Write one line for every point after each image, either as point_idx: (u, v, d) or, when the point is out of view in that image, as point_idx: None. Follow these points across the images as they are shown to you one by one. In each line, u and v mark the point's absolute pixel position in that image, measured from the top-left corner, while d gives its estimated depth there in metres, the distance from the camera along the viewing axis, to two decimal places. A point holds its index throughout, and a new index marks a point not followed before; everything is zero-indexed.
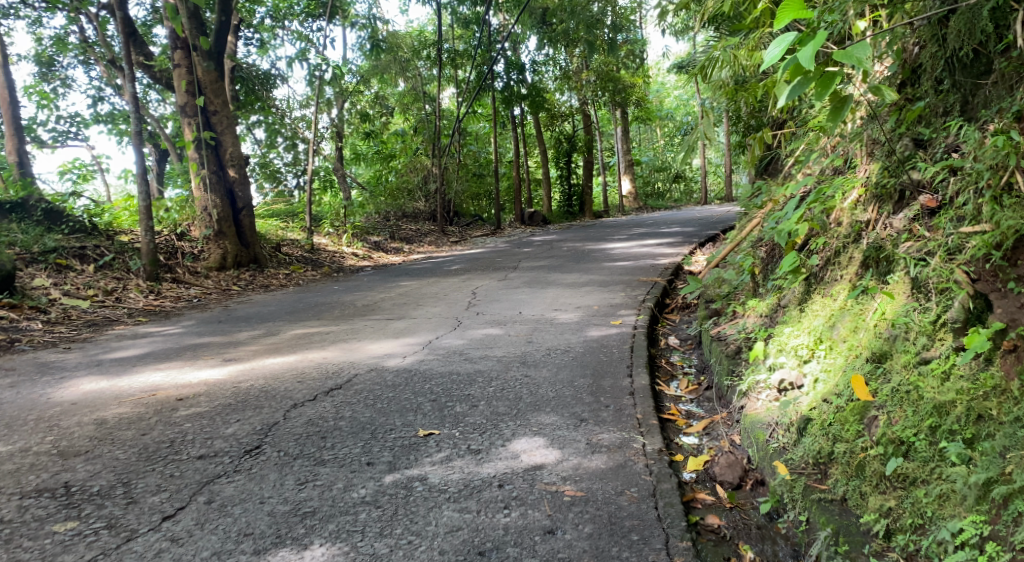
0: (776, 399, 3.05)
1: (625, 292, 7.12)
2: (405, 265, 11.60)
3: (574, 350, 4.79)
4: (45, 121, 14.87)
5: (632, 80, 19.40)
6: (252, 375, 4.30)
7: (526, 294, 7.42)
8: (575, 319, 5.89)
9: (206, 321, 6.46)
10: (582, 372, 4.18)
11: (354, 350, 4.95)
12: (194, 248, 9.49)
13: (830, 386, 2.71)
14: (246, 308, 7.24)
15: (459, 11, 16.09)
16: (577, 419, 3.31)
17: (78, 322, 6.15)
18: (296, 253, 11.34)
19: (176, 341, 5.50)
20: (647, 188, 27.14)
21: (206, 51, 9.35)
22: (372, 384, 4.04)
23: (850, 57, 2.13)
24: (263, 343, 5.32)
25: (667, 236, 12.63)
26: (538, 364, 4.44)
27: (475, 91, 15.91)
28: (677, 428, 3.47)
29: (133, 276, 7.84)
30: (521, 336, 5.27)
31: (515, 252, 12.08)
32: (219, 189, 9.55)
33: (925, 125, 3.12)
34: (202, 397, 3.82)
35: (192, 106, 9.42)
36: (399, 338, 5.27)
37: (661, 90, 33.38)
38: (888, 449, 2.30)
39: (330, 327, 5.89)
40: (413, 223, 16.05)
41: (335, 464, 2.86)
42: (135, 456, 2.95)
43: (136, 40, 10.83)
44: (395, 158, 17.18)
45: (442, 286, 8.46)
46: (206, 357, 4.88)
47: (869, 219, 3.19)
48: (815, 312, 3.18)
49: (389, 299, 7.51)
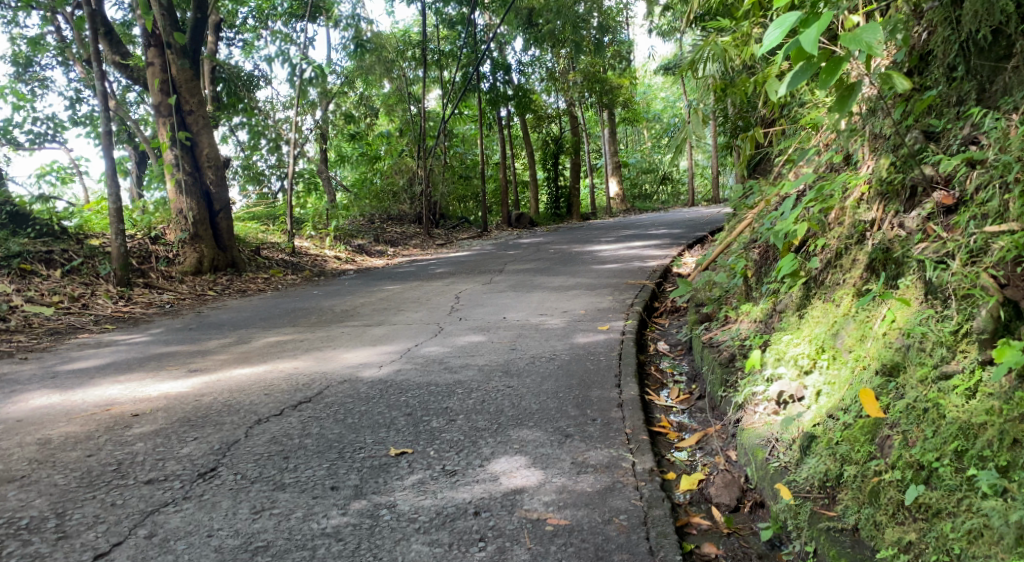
0: (775, 413, 2.83)
1: (612, 296, 6.90)
2: (388, 268, 11.35)
3: (559, 357, 4.55)
4: (21, 122, 14.52)
5: (619, 81, 19.27)
6: (216, 387, 4.04)
7: (511, 298, 7.19)
8: (561, 324, 5.66)
9: (177, 327, 6.18)
10: (568, 383, 3.94)
11: (327, 360, 4.69)
12: (169, 252, 9.20)
13: (835, 401, 2.48)
14: (220, 314, 6.97)
15: (445, 12, 15.88)
16: (561, 435, 3.08)
17: (40, 330, 5.87)
18: (276, 257, 11.05)
19: (142, 350, 5.22)
20: (635, 190, 27.07)
21: (180, 48, 9.08)
22: (344, 396, 3.79)
23: (859, 41, 1.94)
24: (232, 352, 5.06)
25: (654, 238, 12.46)
26: (521, 373, 4.21)
27: (461, 92, 15.68)
28: (668, 442, 3.25)
29: (102, 281, 7.55)
30: (504, 342, 5.04)
31: (500, 255, 11.85)
32: (194, 191, 9.26)
33: (936, 116, 2.92)
34: (159, 413, 3.55)
35: (166, 106, 9.12)
36: (376, 346, 5.02)
37: (649, 92, 33.25)
38: (905, 474, 2.08)
39: (305, 334, 5.63)
40: (398, 225, 15.85)
41: (296, 489, 2.60)
42: (76, 481, 2.70)
43: (112, 39, 10.47)
44: (380, 160, 16.92)
45: (426, 290, 8.22)
46: (169, 367, 4.62)
47: (874, 219, 2.99)
48: (815, 318, 2.98)
49: (369, 304, 7.26)
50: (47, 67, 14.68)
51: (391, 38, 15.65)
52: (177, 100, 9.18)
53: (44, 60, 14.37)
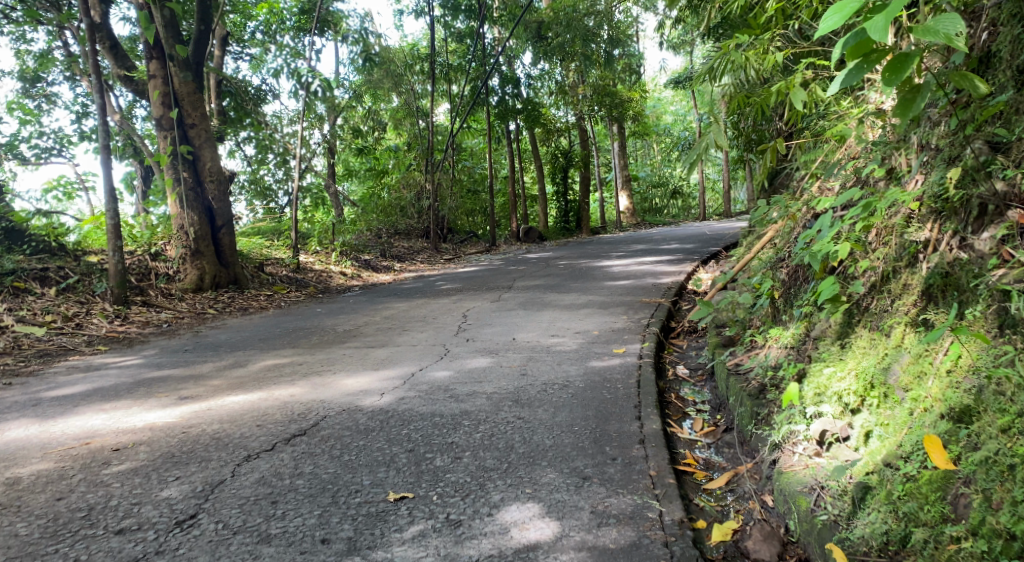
0: (820, 456, 2.56)
1: (627, 315, 6.61)
2: (394, 284, 11.10)
3: (573, 385, 4.26)
4: (27, 137, 14.37)
5: (630, 95, 19.12)
6: (205, 419, 3.77)
7: (520, 317, 6.90)
8: (574, 346, 5.37)
9: (171, 349, 5.91)
10: (584, 414, 3.65)
11: (326, 386, 4.41)
12: (170, 269, 9.00)
13: (894, 447, 2.24)
14: (219, 334, 6.72)
15: (453, 25, 15.78)
16: (579, 477, 2.80)
17: (29, 352, 5.62)
18: (280, 273, 10.83)
19: (133, 374, 4.97)
20: (645, 204, 26.82)
21: (182, 61, 8.88)
22: (341, 429, 3.52)
23: (935, 32, 1.85)
24: (226, 377, 4.78)
25: (666, 253, 12.19)
26: (533, 402, 3.93)
27: (469, 106, 15.49)
28: (695, 483, 2.99)
29: (99, 300, 7.33)
30: (514, 367, 4.75)
31: (508, 271, 11.61)
32: (197, 206, 9.05)
33: (1004, 124, 2.61)
34: (142, 447, 3.29)
35: (167, 119, 8.93)
36: (378, 371, 4.75)
37: (659, 106, 33.02)
38: (991, 544, 1.83)
39: (305, 357, 5.36)
40: (406, 240, 15.64)
41: (283, 542, 2.38)
42: (40, 531, 2.48)
43: (118, 54, 10.27)
44: (388, 174, 16.73)
45: (433, 307, 7.95)
46: (159, 394, 4.34)
47: (928, 239, 2.74)
48: (862, 352, 2.72)
49: (373, 323, 6.98)
50: (55, 82, 14.55)
51: (400, 52, 15.53)
52: (178, 113, 8.99)
53: (52, 76, 14.25)
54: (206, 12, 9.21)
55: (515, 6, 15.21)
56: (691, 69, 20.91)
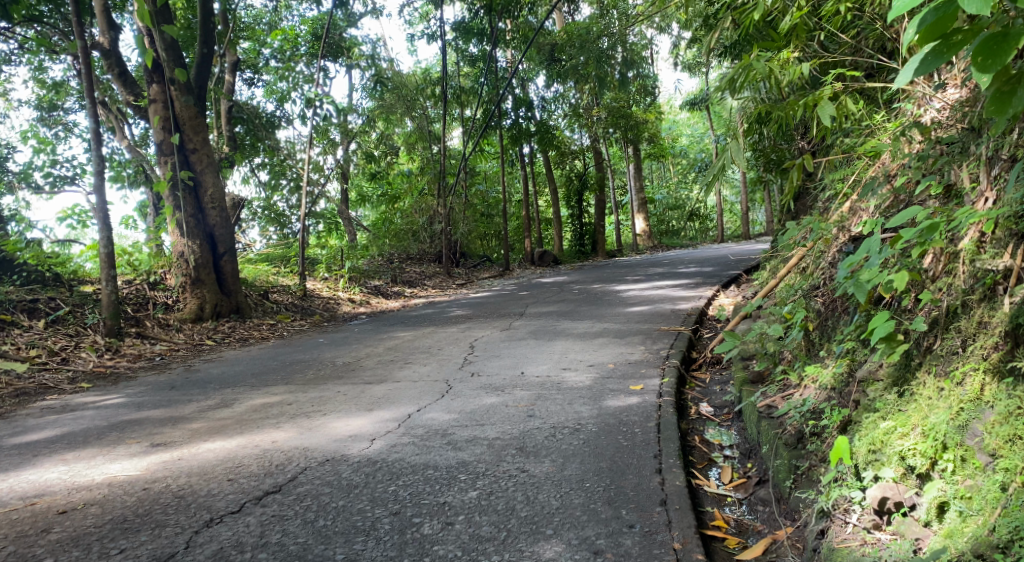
0: (880, 531, 2.17)
1: (645, 346, 6.15)
2: (404, 311, 10.72)
3: (586, 428, 3.84)
4: (41, 166, 14.18)
5: (645, 116, 18.85)
6: (173, 471, 3.38)
7: (531, 348, 6.46)
8: (587, 381, 4.95)
9: (156, 386, 5.52)
10: (597, 467, 3.25)
11: (313, 431, 3.99)
12: (169, 299, 8.70)
13: (987, 535, 1.85)
14: (212, 368, 6.34)
15: (466, 50, 15.57)
16: (589, 552, 2.51)
17: (7, 391, 5.27)
18: (285, 300, 10.46)
19: (110, 414, 4.58)
20: (661, 226, 26.33)
21: (183, 84, 8.63)
22: (322, 486, 3.14)
23: None
24: (208, 419, 4.37)
25: (684, 277, 11.74)
26: (540, 450, 3.52)
27: (481, 129, 15.23)
28: (725, 553, 2.64)
29: (90, 331, 7.01)
30: (520, 407, 4.33)
31: (520, 296, 11.20)
32: (197, 233, 8.74)
33: None
34: (93, 509, 2.94)
35: (168, 144, 8.65)
36: (371, 412, 4.34)
37: (673, 128, 32.61)
38: None
39: (296, 395, 4.96)
40: (417, 265, 15.32)
41: None
42: None
43: (127, 80, 9.96)
44: (400, 199, 16.44)
45: (439, 337, 7.54)
46: (130, 439, 3.95)
47: (1007, 267, 2.36)
48: (928, 403, 2.33)
49: (374, 355, 6.57)
50: (70, 110, 14.39)
51: (412, 77, 15.30)
52: (179, 138, 8.72)
53: (68, 104, 14.08)
54: (209, 36, 9.00)
55: (527, 28, 14.96)
56: (706, 90, 20.58)
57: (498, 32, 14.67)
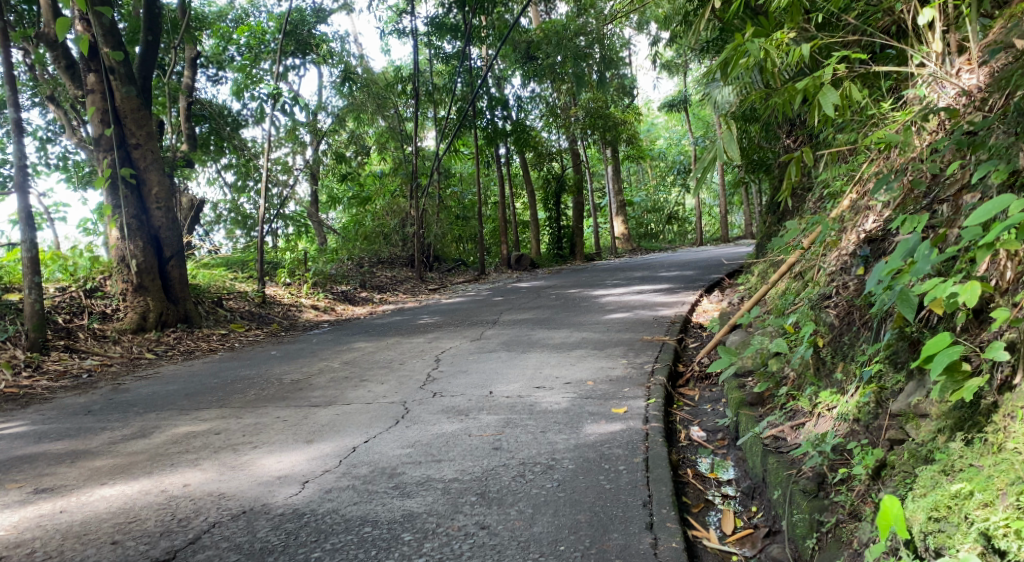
0: None
1: (626, 359, 5.54)
2: (370, 319, 10.03)
3: (563, 465, 3.22)
4: None
5: (624, 116, 18.28)
6: (46, 529, 2.75)
7: (501, 362, 5.82)
8: (563, 403, 4.35)
9: (71, 410, 4.80)
10: (575, 520, 2.67)
11: (235, 471, 3.34)
12: (108, 307, 7.93)
13: None
14: (144, 387, 5.63)
15: (440, 48, 14.85)
16: None
17: None
18: (241, 308, 9.72)
19: (4, 448, 3.89)
20: (640, 229, 25.75)
21: (124, 74, 7.90)
22: (230, 551, 2.55)
23: None
24: (114, 455, 3.69)
25: (663, 281, 11.21)
26: (507, 494, 2.92)
27: (455, 128, 14.51)
28: None
29: (9, 347, 6.31)
30: (485, 437, 3.70)
31: (495, 303, 10.55)
32: (140, 236, 8.00)
33: None
34: None
35: (107, 138, 7.87)
36: (310, 446, 3.69)
37: (652, 130, 32.11)
38: None
39: (228, 422, 4.28)
40: (389, 269, 14.55)
41: None
42: None
43: (73, 73, 9.15)
44: (371, 201, 15.70)
45: (404, 349, 6.88)
46: (11, 484, 3.27)
47: None
48: (1019, 463, 1.89)
49: (327, 371, 5.89)
50: None
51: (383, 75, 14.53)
52: (119, 131, 7.97)
53: None
54: (154, 21, 8.24)
55: (502, 25, 14.31)
56: (686, 92, 20.06)
57: (473, 30, 13.98)
